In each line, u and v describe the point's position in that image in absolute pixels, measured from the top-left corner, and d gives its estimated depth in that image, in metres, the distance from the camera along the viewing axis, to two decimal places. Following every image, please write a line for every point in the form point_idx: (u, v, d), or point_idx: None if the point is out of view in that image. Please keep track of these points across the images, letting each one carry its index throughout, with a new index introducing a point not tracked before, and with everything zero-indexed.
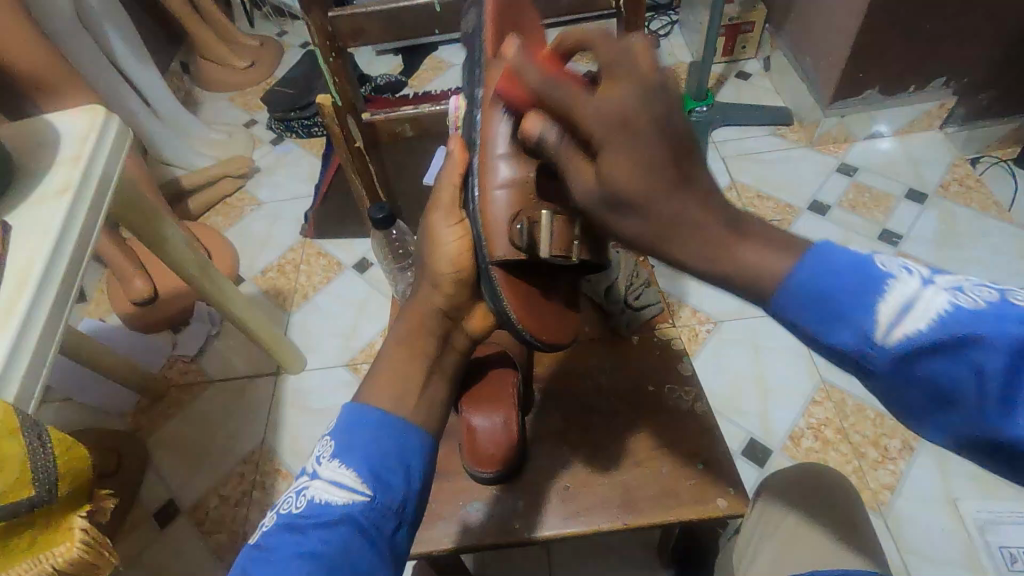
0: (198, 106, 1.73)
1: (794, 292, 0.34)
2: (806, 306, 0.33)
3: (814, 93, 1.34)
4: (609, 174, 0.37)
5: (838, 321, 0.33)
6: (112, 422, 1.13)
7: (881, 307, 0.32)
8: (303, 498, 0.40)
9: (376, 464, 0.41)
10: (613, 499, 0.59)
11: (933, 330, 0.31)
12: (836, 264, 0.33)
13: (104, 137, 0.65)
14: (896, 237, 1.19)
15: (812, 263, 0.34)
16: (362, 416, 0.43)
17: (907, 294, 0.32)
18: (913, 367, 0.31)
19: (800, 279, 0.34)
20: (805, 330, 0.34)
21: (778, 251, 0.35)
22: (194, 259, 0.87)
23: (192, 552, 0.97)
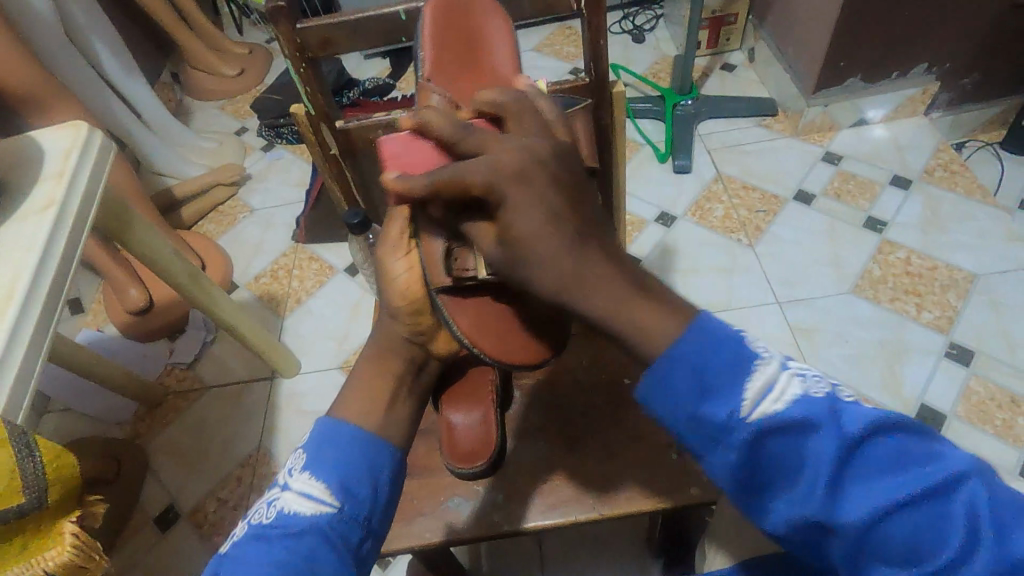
0: (189, 115, 1.74)
1: (681, 360, 0.35)
2: (685, 376, 0.35)
3: (797, 82, 1.35)
4: (512, 224, 0.36)
5: (716, 394, 0.35)
6: (112, 430, 1.15)
7: (749, 387, 0.35)
8: (274, 509, 0.42)
9: (343, 476, 0.43)
10: (591, 491, 0.60)
11: (788, 412, 0.35)
12: (717, 340, 0.36)
13: (88, 152, 0.66)
14: (881, 224, 1.20)
15: (698, 339, 0.36)
16: (335, 435, 0.44)
17: (770, 376, 0.35)
18: (757, 456, 0.35)
19: (679, 356, 0.36)
20: (683, 407, 0.36)
21: (668, 317, 0.36)
22: (185, 268, 0.89)
23: (193, 554, 0.99)
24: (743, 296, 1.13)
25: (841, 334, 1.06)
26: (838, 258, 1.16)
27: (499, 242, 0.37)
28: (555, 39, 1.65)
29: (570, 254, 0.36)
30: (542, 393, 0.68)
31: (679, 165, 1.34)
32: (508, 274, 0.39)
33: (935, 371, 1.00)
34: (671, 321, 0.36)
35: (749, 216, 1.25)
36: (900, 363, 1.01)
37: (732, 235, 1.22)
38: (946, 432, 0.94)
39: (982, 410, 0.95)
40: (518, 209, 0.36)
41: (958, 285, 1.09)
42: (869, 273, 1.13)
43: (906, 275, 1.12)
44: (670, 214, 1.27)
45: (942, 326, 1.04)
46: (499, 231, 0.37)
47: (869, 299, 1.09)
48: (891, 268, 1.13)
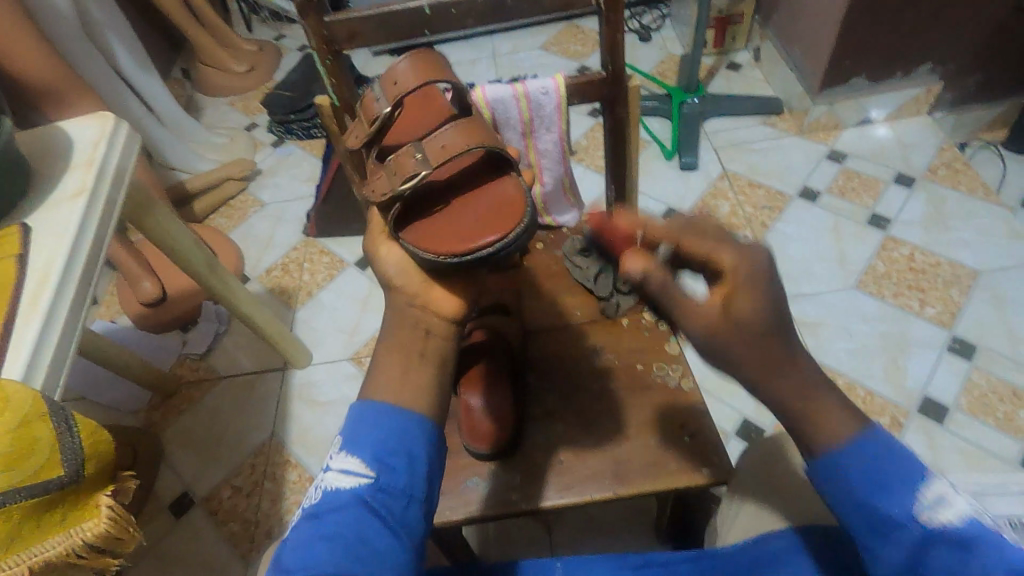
0: (200, 111, 1.76)
1: (838, 465, 0.39)
2: (860, 472, 0.38)
3: (803, 81, 1.37)
4: (734, 310, 0.38)
5: (888, 493, 0.37)
6: (126, 419, 1.17)
7: (921, 492, 0.37)
8: (318, 490, 0.44)
9: (378, 449, 0.44)
10: (605, 472, 0.62)
11: (960, 527, 0.36)
12: (889, 449, 0.39)
13: (115, 142, 0.68)
14: (884, 221, 1.21)
15: (872, 445, 0.38)
16: (365, 412, 0.46)
17: (944, 492, 0.37)
18: (921, 561, 0.37)
19: (854, 449, 0.38)
20: (852, 494, 0.38)
21: (851, 419, 0.39)
22: (203, 258, 0.91)
23: (207, 541, 1.01)
24: None
25: (846, 329, 1.07)
26: (843, 253, 1.18)
27: (713, 316, 0.39)
28: (562, 37, 1.67)
29: (768, 348, 0.39)
30: (558, 377, 0.70)
31: (685, 162, 1.35)
32: (697, 342, 0.40)
33: (937, 365, 1.01)
34: (798, 375, 0.40)
35: (755, 212, 1.27)
36: (902, 356, 1.03)
37: (738, 231, 1.24)
38: (948, 425, 0.95)
39: (983, 402, 0.97)
40: (749, 302, 0.38)
41: (960, 281, 1.11)
42: (872, 269, 1.14)
43: (910, 270, 1.13)
44: (677, 210, 1.29)
45: (944, 321, 1.06)
46: (716, 303, 0.39)
47: (873, 294, 1.11)
48: (894, 264, 1.15)
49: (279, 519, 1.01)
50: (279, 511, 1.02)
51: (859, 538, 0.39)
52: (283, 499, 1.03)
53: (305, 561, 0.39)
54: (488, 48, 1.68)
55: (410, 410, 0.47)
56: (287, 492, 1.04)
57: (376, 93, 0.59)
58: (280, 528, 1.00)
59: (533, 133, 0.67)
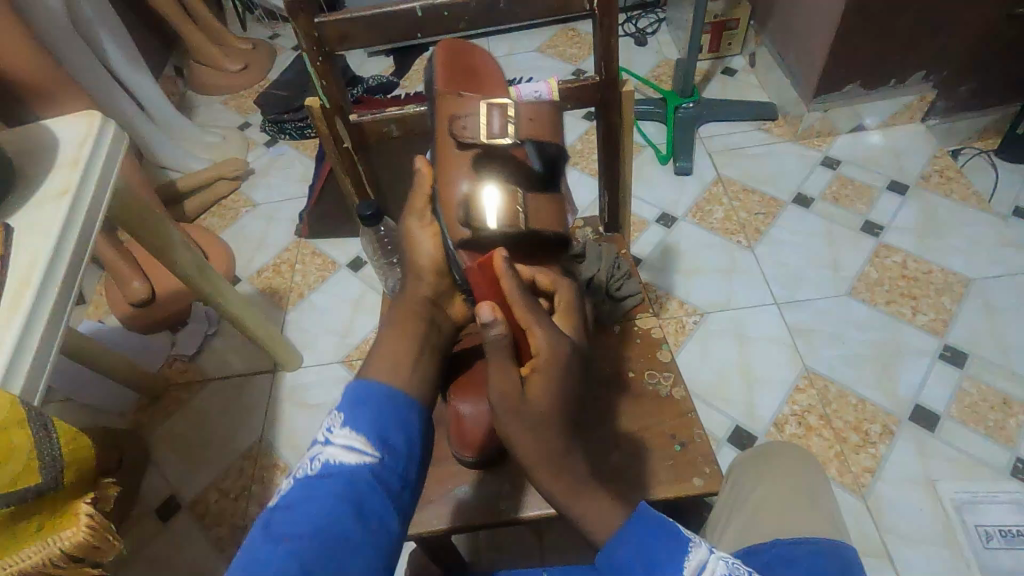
0: (192, 109, 1.75)
1: (628, 543, 0.44)
2: (631, 549, 0.44)
3: (797, 87, 1.37)
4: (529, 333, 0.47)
5: (656, 566, 0.43)
6: (112, 421, 1.15)
7: (683, 560, 0.43)
8: (317, 461, 0.43)
9: (378, 429, 0.45)
10: None
11: (717, 573, 0.42)
12: (650, 531, 0.45)
13: (101, 141, 0.67)
14: (877, 228, 1.22)
15: (638, 529, 0.45)
16: (366, 395, 0.47)
17: (702, 558, 0.43)
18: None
19: (624, 534, 0.45)
20: (629, 572, 0.44)
21: (615, 508, 0.46)
22: (192, 259, 0.90)
23: (193, 545, 0.99)
24: (741, 297, 1.14)
25: (838, 336, 1.07)
26: (836, 260, 1.18)
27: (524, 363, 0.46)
28: (557, 40, 1.67)
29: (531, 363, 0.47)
30: None
31: (680, 167, 1.35)
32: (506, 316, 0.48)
33: (928, 372, 1.01)
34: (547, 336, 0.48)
35: (749, 218, 1.27)
36: (894, 364, 1.03)
37: (732, 236, 1.24)
38: (940, 432, 0.95)
39: (974, 410, 0.97)
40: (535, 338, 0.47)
41: (952, 289, 1.11)
42: (865, 276, 1.15)
43: (902, 278, 1.13)
44: (671, 215, 1.29)
45: (936, 328, 1.06)
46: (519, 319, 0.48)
47: (866, 301, 1.11)
48: (887, 271, 1.15)
49: None
50: None
51: None
52: None
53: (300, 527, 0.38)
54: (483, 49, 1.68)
55: (403, 398, 0.48)
56: (276, 496, 1.03)
57: (506, 115, 0.54)
58: None
59: None
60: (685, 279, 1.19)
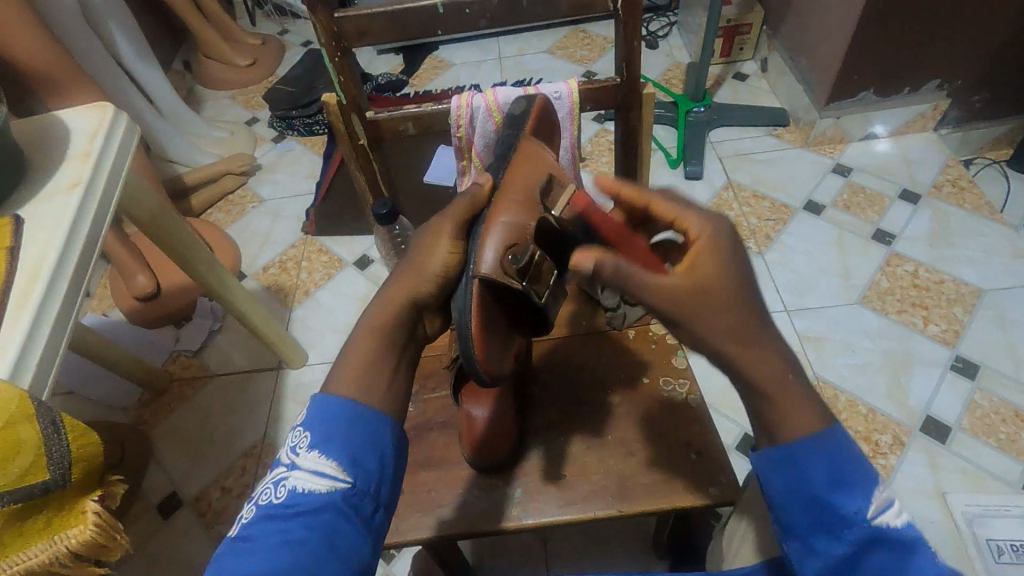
0: (200, 104, 1.74)
1: (802, 457, 0.42)
2: (822, 469, 0.42)
3: (810, 93, 1.36)
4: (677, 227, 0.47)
5: (844, 488, 0.41)
6: (115, 415, 1.14)
7: (872, 497, 0.40)
8: (283, 488, 0.42)
9: (352, 452, 0.44)
10: (609, 488, 0.61)
11: (901, 530, 0.39)
12: (843, 459, 0.42)
13: (113, 134, 0.66)
14: (889, 236, 1.21)
15: (831, 448, 0.42)
16: (334, 412, 0.45)
17: (888, 500, 0.41)
18: (859, 560, 0.40)
19: (813, 448, 0.42)
20: (808, 484, 0.42)
21: (813, 414, 0.43)
22: (200, 254, 0.89)
23: (195, 543, 0.98)
24: None
25: (848, 344, 1.06)
26: (847, 267, 1.17)
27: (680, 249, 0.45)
28: (568, 41, 1.66)
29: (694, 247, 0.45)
30: (559, 387, 0.68)
31: (690, 171, 1.35)
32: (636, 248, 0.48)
33: (939, 383, 1.00)
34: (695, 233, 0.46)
35: (759, 224, 1.26)
36: (905, 374, 1.02)
37: (742, 242, 1.23)
38: (950, 444, 0.94)
39: (985, 422, 0.96)
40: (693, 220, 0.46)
41: (964, 299, 1.10)
42: (876, 285, 1.14)
43: (913, 287, 1.13)
44: None
45: (947, 339, 1.05)
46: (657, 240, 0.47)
47: (877, 310, 1.10)
48: (898, 280, 1.14)
49: None
50: None
51: (791, 517, 0.43)
52: None
53: (265, 564, 0.38)
54: (494, 50, 1.67)
55: (376, 413, 0.46)
56: None
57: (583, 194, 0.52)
58: None
59: None
60: None
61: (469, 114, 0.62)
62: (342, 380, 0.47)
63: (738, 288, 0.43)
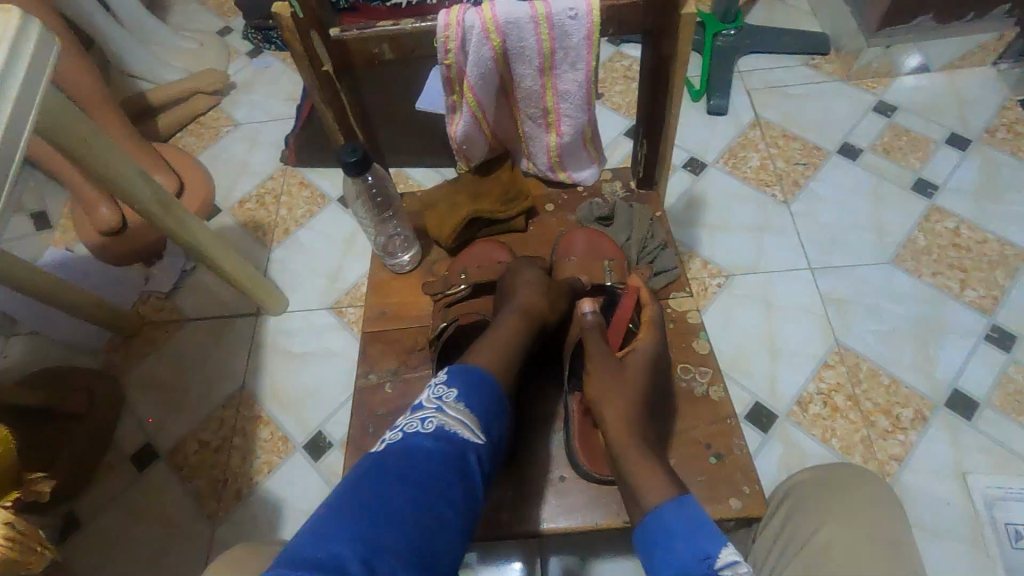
0: (166, 8, 1.55)
1: (660, 520, 0.43)
2: (679, 523, 0.42)
3: (858, 18, 1.20)
4: (642, 348, 0.54)
5: (695, 540, 0.41)
6: (84, 359, 1.07)
7: (721, 547, 0.41)
8: (431, 424, 0.45)
9: (485, 413, 0.47)
10: (615, 491, 0.54)
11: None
12: (699, 519, 0.42)
13: (20, 48, 0.54)
14: (931, 187, 1.09)
15: (682, 505, 0.43)
16: (476, 379, 0.49)
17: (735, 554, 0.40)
18: None
19: (670, 506, 0.43)
20: (667, 547, 0.42)
21: (664, 480, 0.45)
22: (154, 193, 0.77)
23: (172, 497, 0.94)
24: (771, 260, 1.03)
25: (876, 308, 0.97)
26: (881, 222, 1.06)
27: (634, 361, 0.53)
28: None
29: (618, 368, 0.52)
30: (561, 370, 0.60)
31: (714, 105, 1.20)
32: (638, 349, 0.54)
33: (971, 355, 0.92)
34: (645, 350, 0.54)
35: (787, 168, 1.13)
36: (935, 344, 0.94)
37: (767, 189, 1.11)
38: (977, 421, 0.87)
39: (1017, 399, 0.89)
40: (642, 350, 0.54)
41: (1008, 262, 1.00)
42: (912, 243, 1.03)
43: (953, 247, 1.02)
44: (700, 160, 1.16)
45: (985, 306, 0.96)
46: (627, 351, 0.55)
47: (910, 272, 1.00)
48: (937, 238, 1.03)
49: (249, 478, 0.94)
50: (249, 470, 0.95)
51: None
52: (254, 458, 0.96)
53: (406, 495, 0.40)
54: None
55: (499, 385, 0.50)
56: (258, 450, 0.96)
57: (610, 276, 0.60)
58: (251, 488, 0.93)
59: (553, 69, 0.52)
60: (711, 235, 1.07)
61: (461, 36, 0.49)
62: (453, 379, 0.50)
63: (646, 394, 0.51)
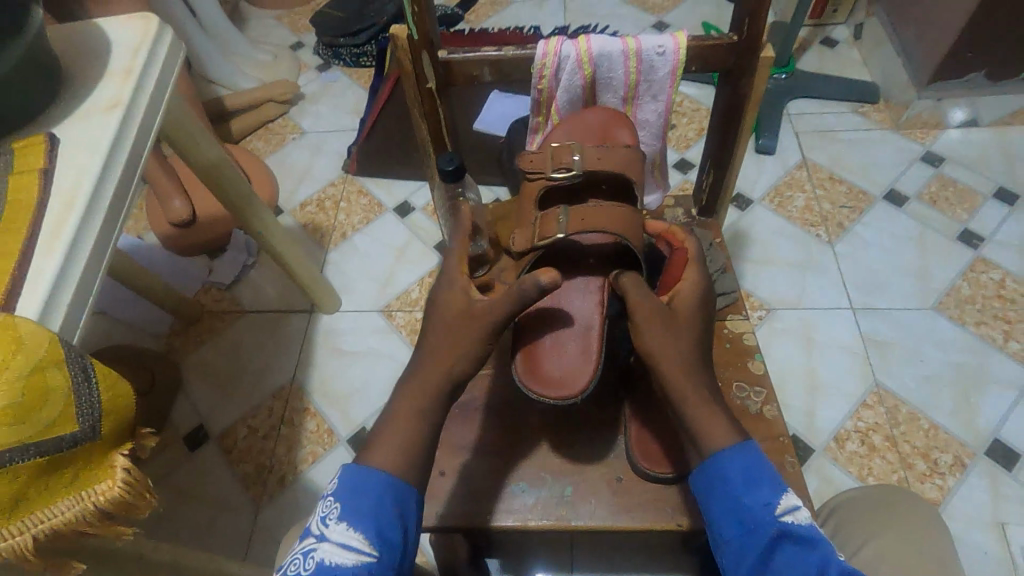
0: (244, 22, 1.66)
1: (723, 470, 0.46)
2: (741, 470, 0.46)
3: (909, 70, 1.23)
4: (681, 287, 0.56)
5: (756, 488, 0.45)
6: (146, 341, 1.13)
7: (781, 497, 0.45)
8: (312, 561, 0.41)
9: (376, 523, 0.42)
10: (671, 502, 0.56)
11: (800, 527, 0.44)
12: (761, 470, 0.46)
13: (157, 50, 0.60)
14: (977, 239, 1.10)
15: (747, 454, 0.46)
16: (354, 486, 0.44)
17: (792, 501, 0.45)
18: (770, 560, 0.43)
19: (734, 454, 0.46)
20: (728, 492, 0.46)
21: (730, 429, 0.48)
22: (242, 190, 0.84)
23: (220, 479, 0.98)
24: (814, 298, 1.05)
25: (917, 353, 0.98)
26: (925, 268, 1.07)
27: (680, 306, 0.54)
28: None
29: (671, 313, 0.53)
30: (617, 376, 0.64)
31: (762, 145, 1.24)
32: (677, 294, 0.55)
33: (1014, 406, 0.93)
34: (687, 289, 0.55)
35: (832, 210, 1.16)
36: (976, 393, 0.94)
37: (811, 228, 1.14)
38: (1018, 472, 0.87)
39: None
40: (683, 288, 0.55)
41: None
42: (956, 291, 1.04)
43: (998, 298, 1.03)
44: (746, 197, 1.19)
45: None
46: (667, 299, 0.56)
47: (953, 319, 1.01)
48: (981, 289, 1.04)
49: (294, 467, 0.98)
50: (294, 459, 0.99)
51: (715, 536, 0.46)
52: (299, 448, 1.00)
53: None
54: None
55: (394, 482, 0.44)
56: (304, 440, 1.00)
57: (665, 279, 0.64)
58: (295, 477, 0.97)
59: (636, 98, 0.58)
60: (755, 268, 1.10)
61: (556, 63, 0.55)
62: (382, 452, 0.46)
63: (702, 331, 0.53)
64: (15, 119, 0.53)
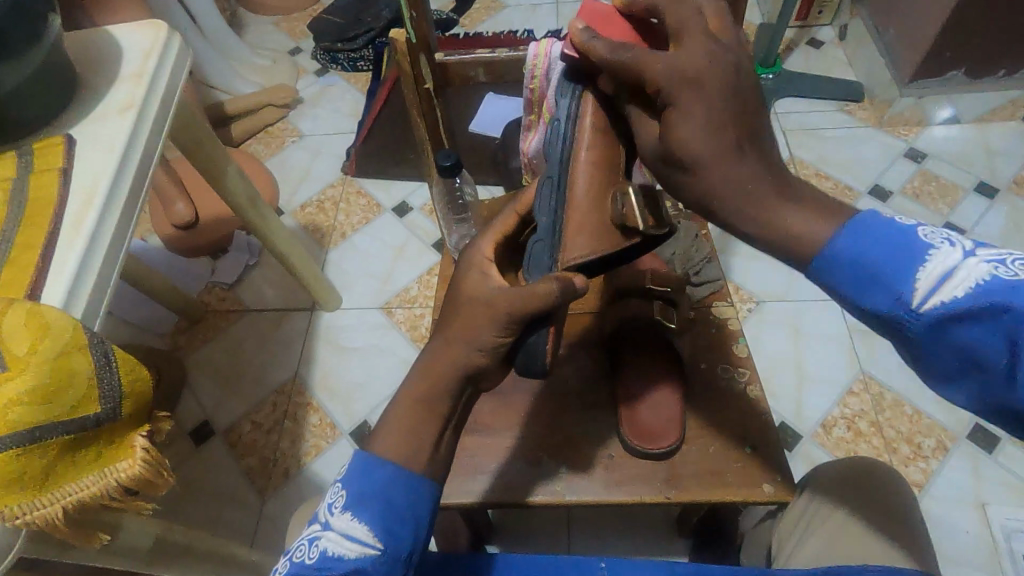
0: (242, 28, 1.69)
1: (838, 257, 0.39)
2: (864, 252, 0.38)
3: (892, 68, 1.26)
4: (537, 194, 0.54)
5: (886, 278, 0.37)
6: (151, 340, 1.16)
7: (922, 265, 0.37)
8: (316, 549, 0.41)
9: (385, 516, 0.41)
10: (657, 474, 0.61)
11: (968, 297, 0.35)
12: (887, 240, 0.38)
13: (166, 56, 0.63)
14: (958, 231, 1.13)
15: (862, 232, 0.39)
16: (364, 475, 0.42)
17: (948, 263, 0.36)
18: (950, 342, 0.36)
19: (851, 240, 0.39)
20: (854, 292, 0.39)
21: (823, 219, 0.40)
22: (246, 190, 0.87)
23: (225, 473, 1.01)
24: (801, 291, 1.08)
25: None
26: None
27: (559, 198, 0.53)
28: None
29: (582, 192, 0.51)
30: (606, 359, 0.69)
31: None
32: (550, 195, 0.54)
33: None
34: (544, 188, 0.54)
35: None
36: None
37: None
38: (999, 455, 0.91)
39: None
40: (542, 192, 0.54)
41: None
42: None
43: None
44: None
45: None
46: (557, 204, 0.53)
47: None
48: None
49: (297, 460, 1.01)
50: (298, 452, 1.02)
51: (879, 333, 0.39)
52: (303, 441, 1.03)
53: None
54: None
55: (410, 473, 0.42)
56: (307, 434, 1.03)
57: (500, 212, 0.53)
58: (299, 469, 1.00)
59: None
60: (743, 262, 1.13)
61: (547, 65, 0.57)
62: (388, 440, 0.43)
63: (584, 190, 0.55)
64: (34, 122, 0.56)
